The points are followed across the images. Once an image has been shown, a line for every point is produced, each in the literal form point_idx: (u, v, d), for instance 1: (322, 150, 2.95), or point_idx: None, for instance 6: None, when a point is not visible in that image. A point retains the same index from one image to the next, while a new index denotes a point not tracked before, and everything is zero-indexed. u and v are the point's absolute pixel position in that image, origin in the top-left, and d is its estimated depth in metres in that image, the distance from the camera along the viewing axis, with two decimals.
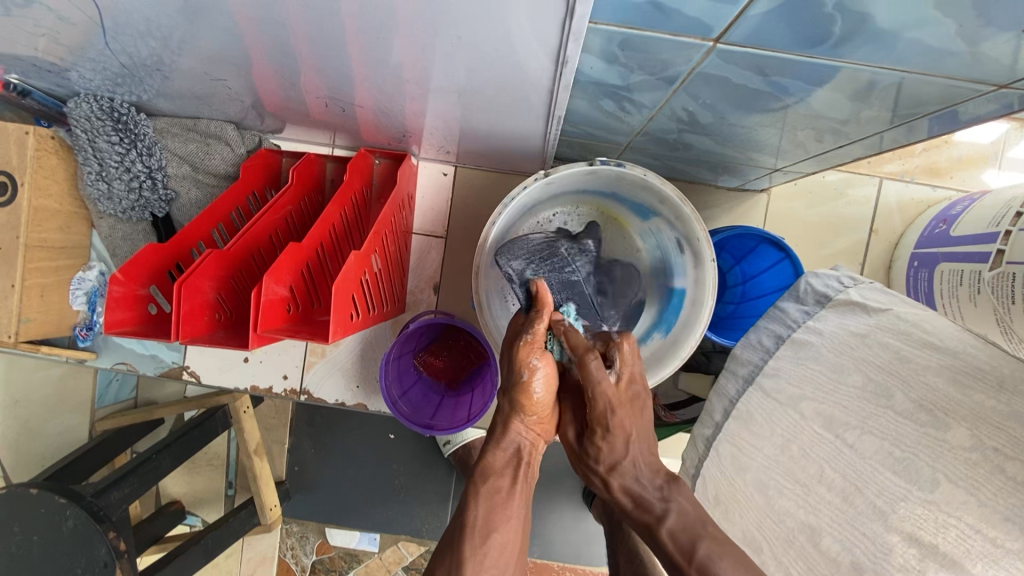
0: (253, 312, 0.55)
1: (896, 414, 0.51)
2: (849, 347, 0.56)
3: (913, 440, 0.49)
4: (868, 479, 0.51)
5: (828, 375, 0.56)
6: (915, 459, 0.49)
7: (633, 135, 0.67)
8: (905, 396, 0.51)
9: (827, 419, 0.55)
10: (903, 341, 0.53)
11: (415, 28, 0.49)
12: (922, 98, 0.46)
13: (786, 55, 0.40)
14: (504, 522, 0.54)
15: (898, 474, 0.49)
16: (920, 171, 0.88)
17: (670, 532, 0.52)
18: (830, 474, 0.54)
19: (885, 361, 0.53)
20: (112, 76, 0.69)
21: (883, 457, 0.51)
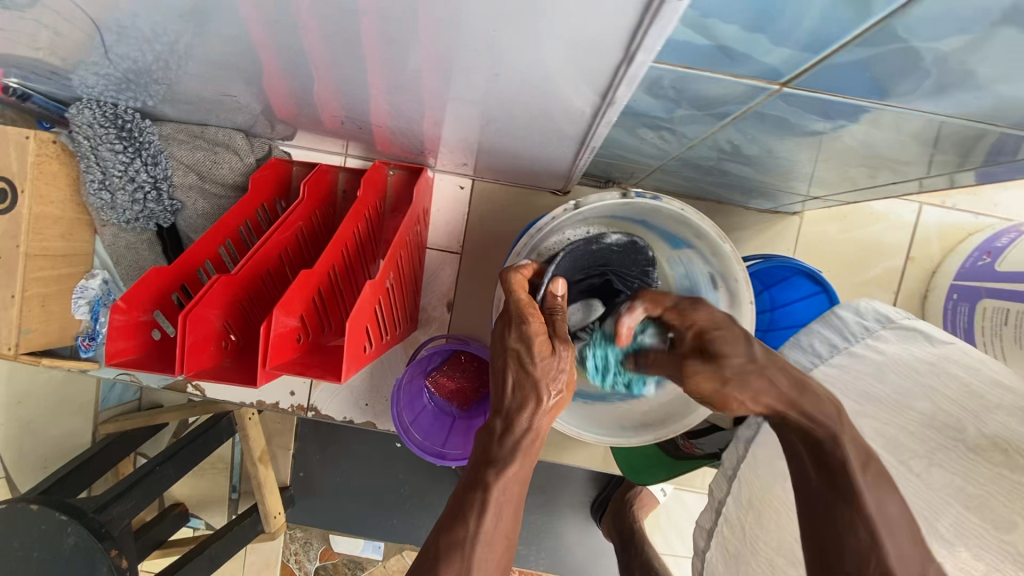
0: (262, 348, 0.52)
1: (967, 448, 0.50)
2: (918, 373, 0.56)
3: (988, 479, 0.48)
4: (939, 510, 0.51)
5: (894, 396, 0.57)
6: (990, 499, 0.48)
7: (666, 159, 0.63)
8: (977, 430, 0.50)
9: (890, 442, 0.56)
10: (971, 374, 0.53)
11: (444, 45, 0.44)
12: (999, 146, 0.42)
13: (862, 102, 0.36)
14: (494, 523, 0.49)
15: (971, 510, 0.49)
16: (964, 197, 0.83)
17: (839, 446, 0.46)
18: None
19: (955, 393, 0.53)
20: (116, 82, 0.65)
21: (952, 491, 0.50)
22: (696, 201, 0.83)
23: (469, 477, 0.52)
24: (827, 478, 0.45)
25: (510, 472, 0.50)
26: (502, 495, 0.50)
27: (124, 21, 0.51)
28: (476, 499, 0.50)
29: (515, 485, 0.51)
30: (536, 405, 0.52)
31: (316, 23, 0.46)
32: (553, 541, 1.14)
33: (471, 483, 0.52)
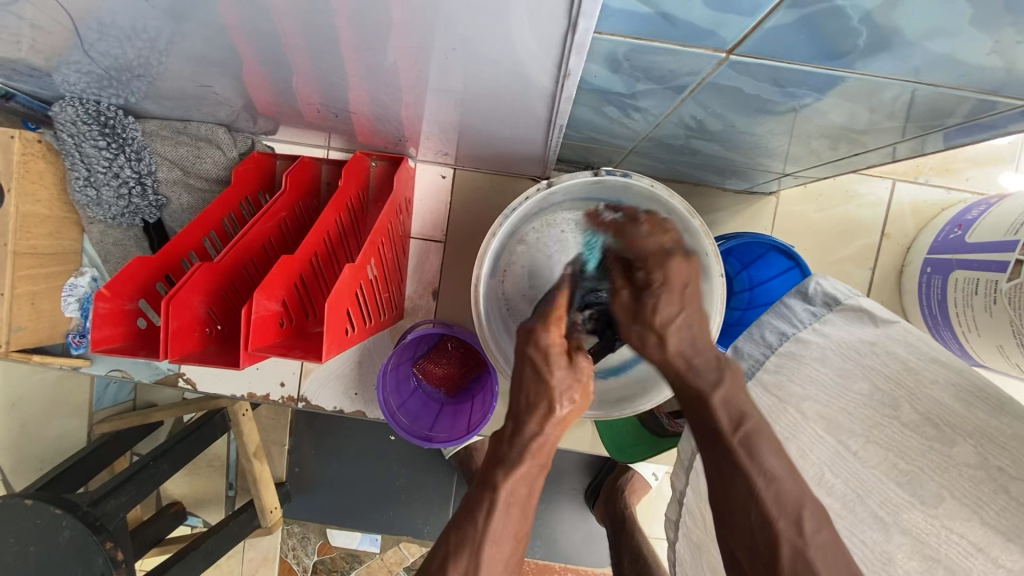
0: (243, 331, 0.54)
1: (902, 425, 0.55)
2: (859, 353, 0.58)
3: (917, 453, 0.54)
4: (870, 488, 0.55)
5: (835, 378, 0.58)
6: (920, 476, 0.53)
7: (637, 140, 0.64)
8: (911, 408, 0.55)
9: (829, 423, 0.58)
10: (910, 353, 0.57)
11: (412, 32, 0.46)
12: (946, 110, 0.43)
13: (805, 67, 0.37)
14: (501, 532, 0.51)
15: (903, 486, 0.54)
16: (935, 172, 0.85)
17: (746, 434, 0.49)
18: (831, 479, 0.56)
19: (895, 375, 0.57)
20: (98, 79, 0.66)
21: (887, 468, 0.55)
22: (674, 183, 0.85)
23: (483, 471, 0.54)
24: (709, 440, 0.50)
25: (518, 472, 0.52)
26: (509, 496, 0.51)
27: (104, 19, 0.52)
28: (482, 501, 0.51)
29: (523, 488, 0.52)
30: (547, 410, 0.53)
31: (290, 15, 0.48)
32: (549, 529, 1.11)
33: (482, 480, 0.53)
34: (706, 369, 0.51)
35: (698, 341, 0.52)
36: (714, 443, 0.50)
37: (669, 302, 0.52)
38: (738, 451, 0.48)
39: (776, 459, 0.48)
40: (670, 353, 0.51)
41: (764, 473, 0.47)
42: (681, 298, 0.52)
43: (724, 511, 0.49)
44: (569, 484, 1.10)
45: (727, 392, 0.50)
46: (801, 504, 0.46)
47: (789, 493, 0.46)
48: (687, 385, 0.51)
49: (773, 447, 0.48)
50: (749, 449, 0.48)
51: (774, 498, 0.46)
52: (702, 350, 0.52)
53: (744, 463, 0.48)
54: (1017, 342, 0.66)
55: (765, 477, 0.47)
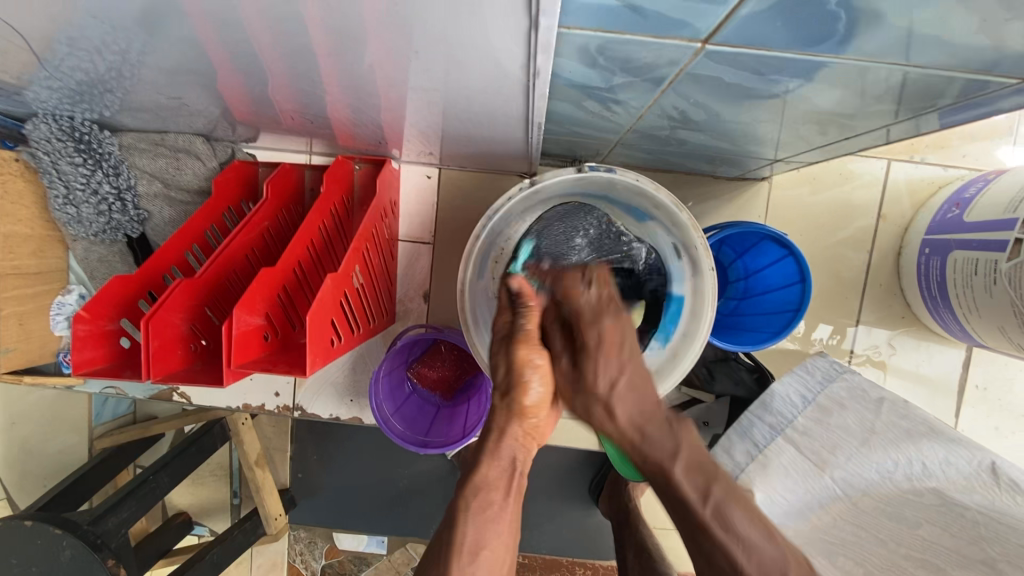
0: (225, 348, 0.53)
1: (878, 466, 0.67)
2: (872, 423, 0.70)
3: (896, 496, 0.65)
4: (872, 526, 0.64)
5: (855, 440, 0.69)
6: (902, 509, 0.64)
7: (622, 132, 0.63)
8: (886, 448, 0.67)
9: (849, 484, 0.68)
10: (912, 422, 0.68)
11: (386, 34, 0.44)
12: (936, 92, 0.42)
13: (786, 54, 0.36)
14: (494, 538, 0.49)
15: (891, 517, 0.64)
16: (930, 150, 0.83)
17: (685, 466, 0.52)
18: (845, 523, 0.66)
19: (899, 437, 0.67)
20: (70, 94, 0.64)
21: (880, 514, 0.65)
22: (664, 172, 0.84)
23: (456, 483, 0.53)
24: (684, 516, 0.51)
25: (489, 473, 0.53)
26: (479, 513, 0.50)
27: (71, 34, 0.51)
28: (459, 507, 0.50)
29: (497, 493, 0.52)
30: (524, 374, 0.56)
31: (259, 24, 0.47)
32: (555, 525, 1.10)
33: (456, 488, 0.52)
34: (663, 440, 0.53)
35: (643, 405, 0.54)
36: (682, 510, 0.51)
37: (609, 368, 0.55)
38: (711, 524, 0.50)
39: (751, 526, 0.50)
40: (620, 424, 0.54)
41: (739, 541, 0.49)
42: (619, 357, 0.55)
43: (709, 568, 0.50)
44: (573, 481, 1.08)
45: (684, 458, 0.52)
46: (782, 568, 0.49)
47: (770, 557, 0.49)
48: (646, 456, 0.53)
49: (744, 514, 0.50)
50: (721, 519, 0.50)
51: (748, 563, 0.49)
52: (650, 412, 0.54)
53: (718, 534, 0.49)
54: (1016, 322, 0.65)
55: (742, 547, 0.49)
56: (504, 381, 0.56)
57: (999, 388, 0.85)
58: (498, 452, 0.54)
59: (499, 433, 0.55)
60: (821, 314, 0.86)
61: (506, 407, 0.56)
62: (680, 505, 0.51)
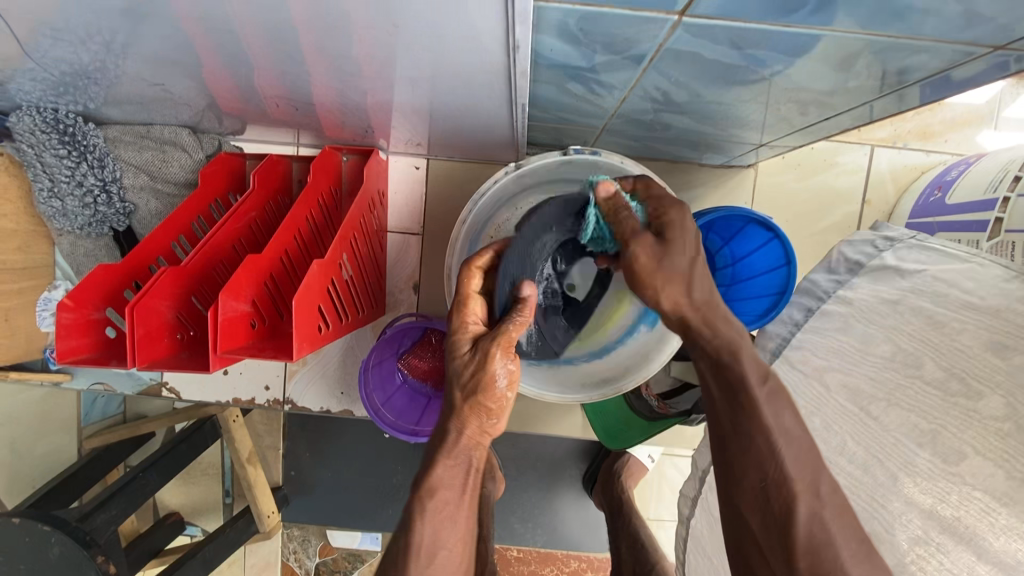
0: (211, 334, 0.53)
1: (925, 383, 0.54)
2: (882, 315, 0.61)
3: (942, 410, 0.53)
4: (887, 451, 0.56)
5: (857, 345, 0.61)
6: (943, 432, 0.52)
7: (607, 118, 0.63)
8: (936, 364, 0.54)
9: (853, 391, 0.60)
10: (943, 308, 0.56)
11: (371, 20, 0.44)
12: (913, 64, 0.43)
13: (762, 25, 0.37)
14: (453, 536, 0.49)
15: (923, 445, 0.53)
16: (913, 136, 0.84)
17: (736, 358, 0.49)
18: (852, 447, 0.58)
19: (922, 327, 0.57)
20: (54, 85, 0.64)
21: (908, 428, 0.54)
22: (651, 161, 0.84)
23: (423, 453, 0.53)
24: (726, 399, 0.48)
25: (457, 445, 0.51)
26: (453, 472, 0.50)
27: (56, 25, 0.50)
28: (418, 502, 0.49)
29: (458, 490, 0.50)
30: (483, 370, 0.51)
31: (244, 15, 0.47)
32: (549, 518, 1.10)
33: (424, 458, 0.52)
34: (726, 335, 0.50)
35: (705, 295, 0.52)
36: (730, 398, 0.48)
37: (662, 256, 0.51)
38: (760, 407, 0.47)
39: (794, 418, 0.47)
40: (670, 311, 0.52)
41: (782, 430, 0.46)
42: (687, 252, 0.51)
43: (730, 464, 0.48)
44: (567, 473, 1.08)
45: (745, 351, 0.49)
46: (818, 473, 0.45)
47: (806, 453, 0.46)
48: (701, 345, 0.51)
49: (793, 412, 0.47)
50: (771, 409, 0.47)
51: (787, 448, 0.45)
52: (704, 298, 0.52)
53: (762, 417, 0.46)
54: None
55: (782, 433, 0.46)
56: (468, 384, 0.51)
57: None
58: (458, 451, 0.51)
59: (458, 435, 0.51)
60: None
61: (468, 410, 0.51)
62: (727, 390, 0.48)
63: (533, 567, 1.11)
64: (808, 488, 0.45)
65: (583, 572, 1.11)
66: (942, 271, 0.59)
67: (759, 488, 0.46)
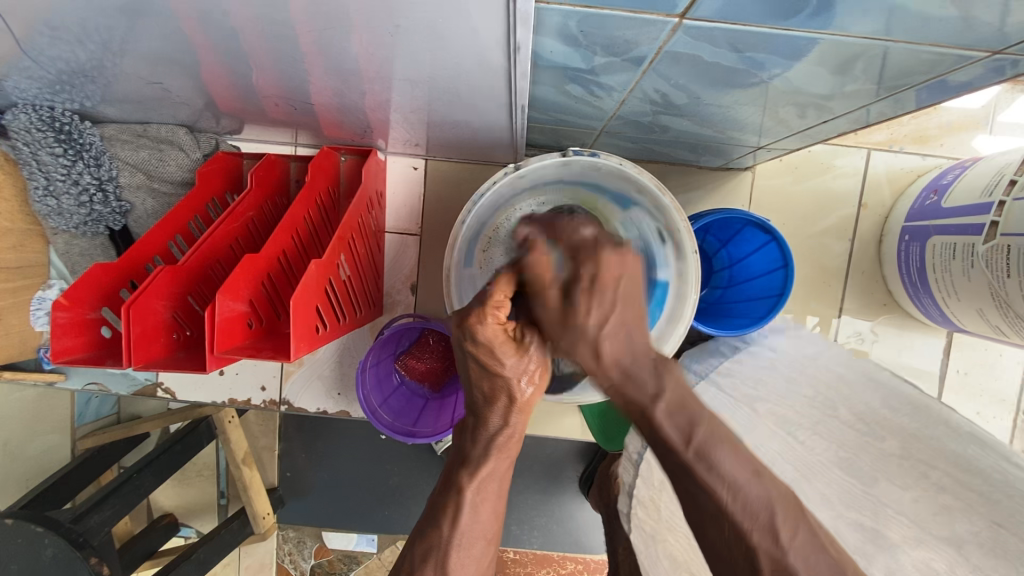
0: (208, 334, 0.53)
1: (841, 421, 0.67)
2: (803, 366, 0.75)
3: (855, 444, 0.66)
4: (816, 471, 0.66)
5: (783, 385, 0.74)
6: (856, 459, 0.65)
7: (606, 119, 0.63)
8: (848, 408, 0.68)
9: (780, 419, 0.72)
10: (847, 368, 0.72)
11: (373, 21, 0.44)
12: (910, 69, 0.43)
13: (760, 27, 0.37)
14: (481, 518, 0.55)
15: (845, 469, 0.65)
16: (909, 140, 0.85)
17: (666, 412, 0.51)
18: (785, 465, 0.68)
19: (834, 378, 0.71)
20: (50, 84, 0.63)
21: (829, 455, 0.67)
22: (649, 163, 0.84)
23: (445, 476, 0.58)
24: (665, 453, 0.51)
25: (484, 471, 0.56)
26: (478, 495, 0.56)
27: (53, 23, 0.50)
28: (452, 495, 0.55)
29: (492, 483, 0.57)
30: (508, 401, 0.57)
31: (243, 15, 0.47)
32: (546, 520, 1.10)
33: (447, 484, 0.57)
34: (646, 381, 0.53)
35: (633, 345, 0.54)
36: (668, 454, 0.51)
37: (600, 305, 0.54)
38: (694, 465, 0.49)
39: (735, 463, 0.49)
40: (604, 362, 0.54)
41: (728, 485, 0.48)
42: (614, 298, 0.54)
43: (697, 528, 0.50)
44: (564, 474, 1.08)
45: (667, 399, 0.52)
46: (770, 508, 0.47)
47: (755, 500, 0.47)
48: (629, 399, 0.53)
49: (732, 454, 0.49)
50: (705, 461, 0.49)
51: (733, 503, 0.48)
52: (640, 350, 0.54)
53: (702, 475, 0.49)
54: (994, 305, 0.66)
55: (727, 488, 0.48)
56: (487, 388, 0.57)
57: (979, 374, 0.86)
58: (493, 448, 0.57)
59: (491, 437, 0.58)
60: (807, 302, 0.87)
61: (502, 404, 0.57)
62: (665, 446, 0.51)
63: (529, 569, 1.11)
64: (763, 532, 0.46)
65: (579, 574, 1.11)
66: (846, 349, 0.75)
67: (723, 547, 0.48)
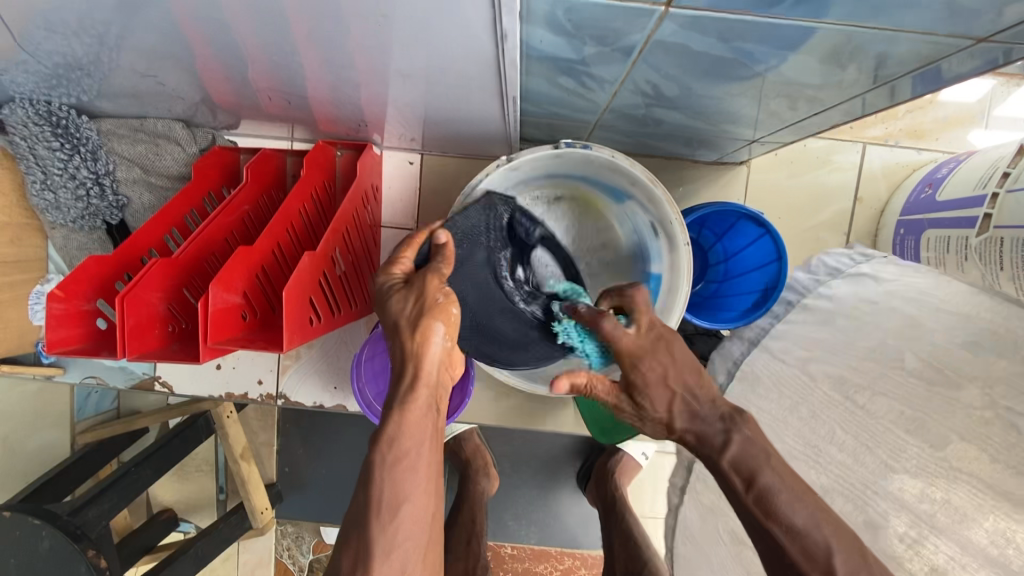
0: (202, 325, 0.53)
1: (906, 373, 0.54)
2: (863, 313, 0.62)
3: (923, 398, 0.52)
4: (878, 438, 0.53)
5: (841, 340, 0.62)
6: (926, 420, 0.51)
7: (599, 113, 0.64)
8: (914, 355, 0.54)
9: (838, 380, 0.59)
10: (915, 308, 0.58)
11: (363, 12, 0.44)
12: (899, 58, 0.43)
13: (747, 16, 0.37)
14: (415, 488, 0.46)
15: (912, 432, 0.51)
16: (905, 134, 0.85)
17: (731, 463, 0.48)
18: (841, 436, 0.56)
19: (900, 326, 0.57)
20: (47, 78, 0.64)
21: (894, 416, 0.53)
22: (645, 158, 0.85)
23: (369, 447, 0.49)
24: (724, 494, 0.48)
25: (398, 429, 0.47)
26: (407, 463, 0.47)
27: (49, 17, 0.50)
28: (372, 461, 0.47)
29: (413, 443, 0.47)
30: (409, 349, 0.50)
31: (237, 9, 0.47)
32: (543, 515, 1.10)
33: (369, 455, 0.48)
34: (711, 431, 0.50)
35: (694, 405, 0.51)
36: (727, 494, 0.48)
37: (654, 398, 0.52)
38: (754, 511, 0.46)
39: (800, 509, 0.44)
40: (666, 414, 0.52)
41: (786, 529, 0.44)
42: (672, 386, 0.51)
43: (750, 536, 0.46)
44: (562, 469, 1.08)
45: (734, 452, 0.48)
46: (830, 554, 0.42)
47: (816, 545, 0.43)
48: (693, 449, 0.51)
49: (796, 502, 0.45)
50: (766, 504, 0.45)
51: (792, 546, 0.44)
52: (709, 408, 0.50)
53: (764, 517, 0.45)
54: None
55: (785, 529, 0.44)
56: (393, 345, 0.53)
57: None
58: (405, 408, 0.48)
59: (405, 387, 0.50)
60: None
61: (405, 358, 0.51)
62: (726, 489, 0.48)
63: (527, 564, 1.11)
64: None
65: (576, 570, 1.11)
66: (915, 277, 0.62)
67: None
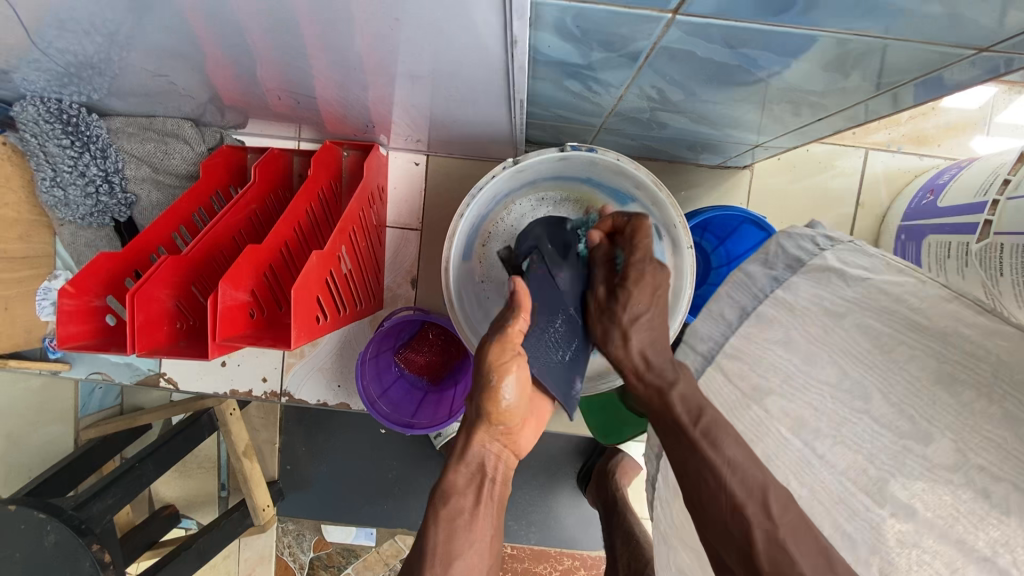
0: (210, 322, 0.54)
1: (873, 420, 0.52)
2: (821, 334, 0.56)
3: (889, 453, 0.51)
4: (838, 499, 0.53)
5: (799, 365, 0.57)
6: (889, 479, 0.50)
7: (604, 116, 0.64)
8: (883, 399, 0.51)
9: (796, 421, 0.56)
10: (883, 320, 0.52)
11: (373, 16, 0.45)
12: (901, 66, 0.44)
13: (752, 24, 0.38)
14: (468, 546, 0.50)
15: (871, 493, 0.51)
16: (906, 140, 0.85)
17: (682, 395, 0.55)
18: (798, 488, 0.55)
19: (868, 350, 0.53)
20: (58, 77, 0.65)
21: (857, 475, 0.52)
22: (648, 161, 0.85)
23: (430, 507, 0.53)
24: (675, 433, 0.54)
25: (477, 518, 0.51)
26: (448, 519, 0.51)
27: (64, 18, 0.51)
28: (429, 515, 0.51)
29: (466, 501, 0.52)
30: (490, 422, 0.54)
31: (250, 12, 0.48)
32: (543, 516, 1.10)
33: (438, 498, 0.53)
34: (665, 368, 0.58)
35: (656, 342, 0.60)
36: (674, 431, 0.54)
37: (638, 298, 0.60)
38: (701, 441, 0.51)
39: (735, 446, 0.50)
40: (633, 352, 0.59)
41: (727, 462, 0.50)
42: (648, 301, 0.60)
43: (695, 500, 0.51)
44: (562, 470, 1.09)
45: (682, 389, 0.56)
46: (766, 489, 0.48)
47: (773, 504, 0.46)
48: (648, 383, 0.58)
49: (735, 440, 0.51)
50: (709, 438, 0.51)
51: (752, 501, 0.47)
52: (660, 347, 0.60)
53: (707, 452, 0.50)
54: None
55: (727, 464, 0.49)
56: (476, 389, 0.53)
57: None
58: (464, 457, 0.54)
59: (467, 438, 0.55)
60: None
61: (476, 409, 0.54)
62: (682, 436, 0.53)
63: (526, 564, 1.11)
64: (759, 510, 0.47)
65: (575, 570, 1.11)
66: (889, 282, 0.53)
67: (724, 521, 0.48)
